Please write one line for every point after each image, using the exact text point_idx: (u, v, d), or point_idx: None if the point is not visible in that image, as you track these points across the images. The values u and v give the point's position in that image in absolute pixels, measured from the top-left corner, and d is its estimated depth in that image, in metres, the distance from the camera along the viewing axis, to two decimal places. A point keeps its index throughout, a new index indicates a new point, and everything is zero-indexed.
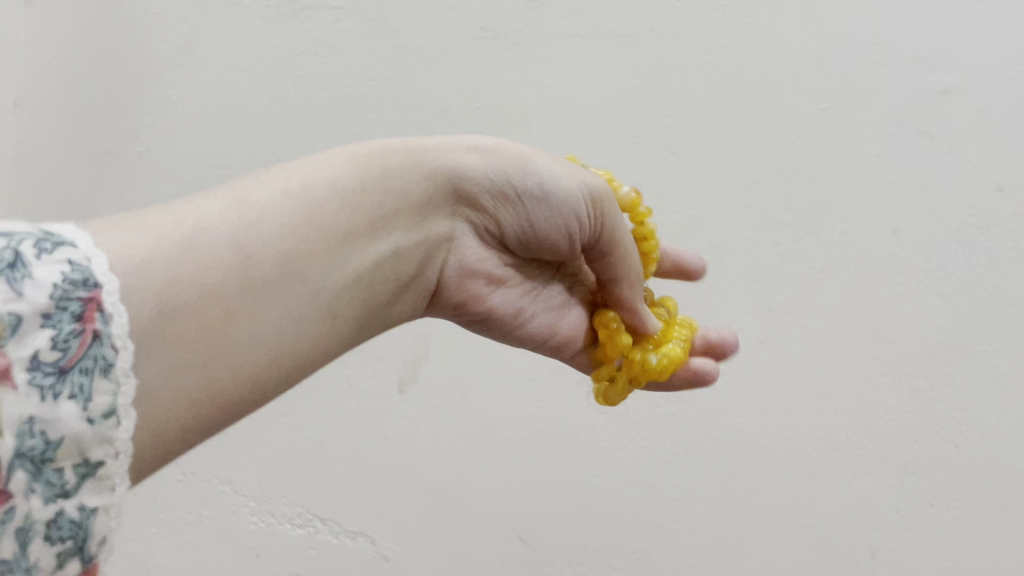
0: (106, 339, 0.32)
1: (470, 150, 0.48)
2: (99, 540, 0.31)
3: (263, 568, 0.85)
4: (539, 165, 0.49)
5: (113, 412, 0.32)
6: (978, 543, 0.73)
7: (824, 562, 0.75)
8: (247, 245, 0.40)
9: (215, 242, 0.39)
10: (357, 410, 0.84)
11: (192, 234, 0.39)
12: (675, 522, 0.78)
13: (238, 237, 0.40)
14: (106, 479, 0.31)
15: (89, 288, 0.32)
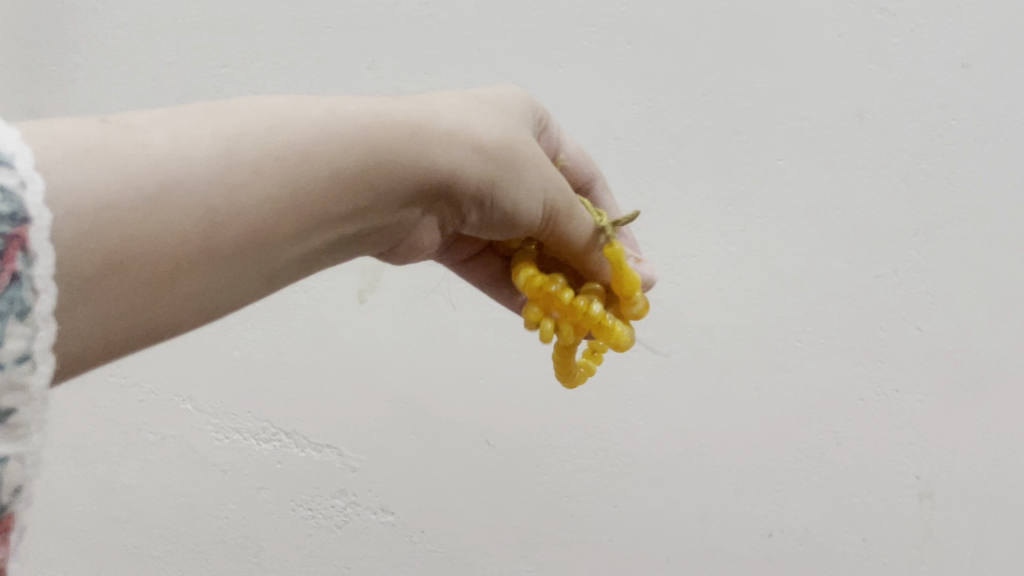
0: (26, 281, 0.25)
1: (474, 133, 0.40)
2: (13, 489, 0.25)
3: (229, 484, 0.84)
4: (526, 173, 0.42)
5: (26, 358, 0.25)
6: (947, 427, 0.71)
7: (791, 454, 0.75)
8: (215, 212, 0.32)
9: (179, 198, 0.31)
10: (315, 319, 0.82)
11: (185, 205, 0.31)
12: (641, 419, 0.77)
13: (211, 205, 0.32)
14: (19, 429, 0.25)
15: (16, 222, 0.25)
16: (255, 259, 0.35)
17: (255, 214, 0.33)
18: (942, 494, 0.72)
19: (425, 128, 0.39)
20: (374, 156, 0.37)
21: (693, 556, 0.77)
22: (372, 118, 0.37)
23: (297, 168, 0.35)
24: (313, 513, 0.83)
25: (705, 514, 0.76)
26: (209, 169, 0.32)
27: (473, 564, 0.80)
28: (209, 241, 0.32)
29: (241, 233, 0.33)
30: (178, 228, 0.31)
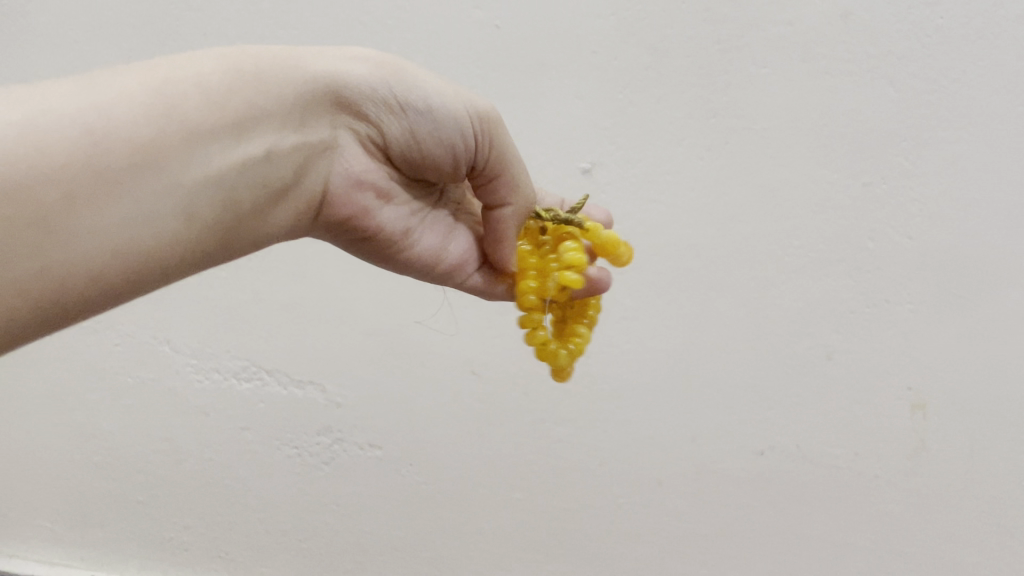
0: None
1: (354, 58, 0.44)
2: None
3: (212, 425, 0.83)
4: (421, 76, 0.45)
5: None
6: (937, 336, 0.70)
7: (781, 370, 0.73)
8: (94, 131, 0.36)
9: (54, 138, 0.35)
10: (291, 256, 0.79)
11: (54, 139, 0.35)
12: (627, 341, 0.76)
13: (86, 126, 0.36)
14: None
15: None
16: (158, 184, 0.38)
17: (134, 133, 0.37)
18: (934, 406, 0.71)
19: (298, 61, 0.43)
20: (241, 83, 0.41)
21: (682, 477, 0.76)
22: (237, 60, 0.41)
23: (177, 98, 0.39)
24: (299, 452, 0.82)
25: (696, 435, 0.76)
26: (73, 110, 0.36)
27: (463, 494, 0.80)
28: (90, 163, 0.36)
29: (123, 151, 0.37)
30: (67, 159, 0.35)
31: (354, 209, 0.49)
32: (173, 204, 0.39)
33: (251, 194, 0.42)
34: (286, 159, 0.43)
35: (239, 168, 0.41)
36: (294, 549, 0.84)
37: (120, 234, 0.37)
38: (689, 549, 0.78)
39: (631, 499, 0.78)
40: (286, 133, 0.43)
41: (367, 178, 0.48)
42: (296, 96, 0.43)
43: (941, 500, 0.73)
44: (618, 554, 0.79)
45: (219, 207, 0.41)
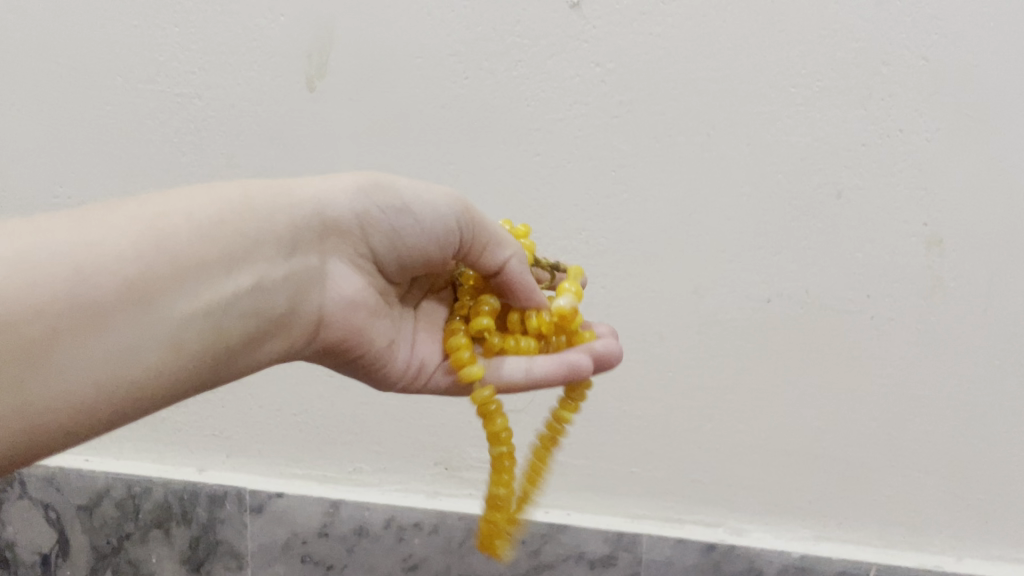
0: None
1: (333, 183, 0.50)
2: None
3: None
4: (400, 188, 0.50)
5: None
6: (956, 165, 0.65)
7: (789, 212, 0.69)
8: (82, 267, 0.39)
9: (45, 271, 0.37)
10: (265, 117, 0.74)
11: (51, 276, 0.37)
12: (623, 192, 0.71)
13: (74, 261, 0.38)
14: None
15: None
16: (147, 316, 0.40)
17: (127, 268, 0.40)
18: (952, 241, 0.67)
19: (288, 191, 0.48)
20: (232, 214, 0.45)
21: (686, 330, 0.73)
22: (229, 197, 0.46)
23: (164, 226, 0.42)
24: None
25: (699, 286, 0.72)
26: (64, 242, 0.39)
27: None
28: (80, 298, 0.38)
29: (114, 288, 0.39)
30: (58, 293, 0.37)
31: (347, 329, 0.52)
32: (165, 337, 0.41)
33: (241, 325, 0.45)
34: (275, 288, 0.47)
35: (224, 298, 0.44)
36: (287, 425, 0.82)
37: (106, 363, 0.39)
38: (694, 406, 0.75)
39: (633, 356, 0.74)
40: (274, 265, 0.47)
41: (359, 293, 0.52)
42: (289, 227, 0.47)
43: (958, 341, 0.69)
44: (623, 413, 0.76)
45: (212, 338, 0.44)
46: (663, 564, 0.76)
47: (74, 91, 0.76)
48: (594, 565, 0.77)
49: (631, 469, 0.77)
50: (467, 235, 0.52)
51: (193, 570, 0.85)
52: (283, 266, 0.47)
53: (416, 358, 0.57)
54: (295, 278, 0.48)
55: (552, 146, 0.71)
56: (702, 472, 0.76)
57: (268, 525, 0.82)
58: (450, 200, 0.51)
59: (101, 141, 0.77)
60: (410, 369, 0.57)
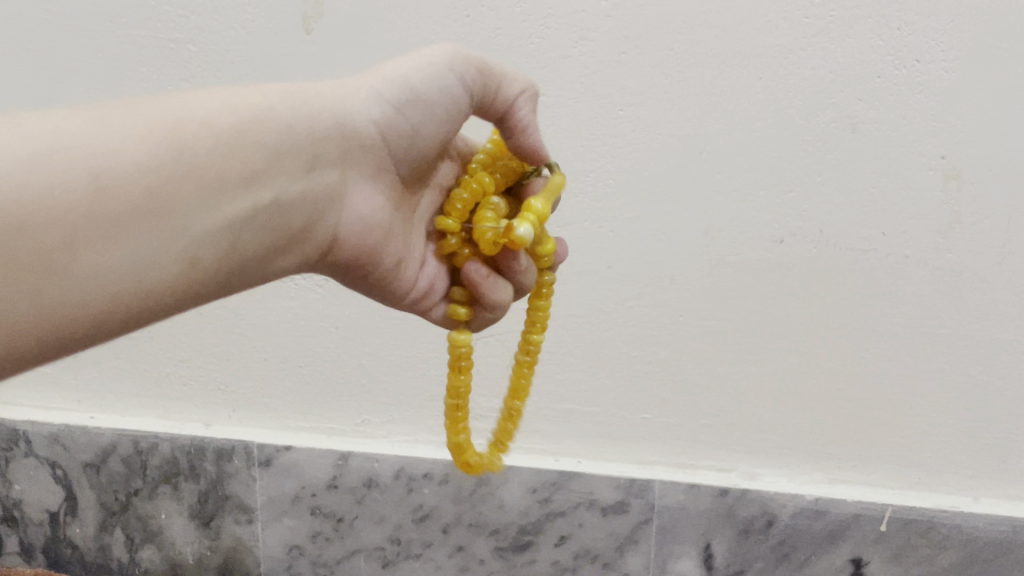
0: None
1: (358, 90, 0.47)
2: None
3: None
4: (415, 74, 0.47)
5: None
6: (975, 95, 0.63)
7: (802, 148, 0.67)
8: (100, 175, 0.34)
9: (61, 169, 0.33)
10: (262, 61, 0.72)
11: (66, 194, 0.33)
12: (631, 130, 0.69)
13: (94, 168, 0.34)
14: None
15: None
16: (167, 229, 0.36)
17: (146, 179, 0.35)
18: (968, 174, 0.65)
19: (308, 93, 0.44)
20: (253, 117, 0.41)
21: (697, 272, 0.71)
22: (251, 98, 0.42)
23: (187, 130, 0.38)
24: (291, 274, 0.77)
25: (709, 228, 0.70)
26: (81, 141, 0.34)
27: None
28: (96, 202, 0.34)
29: (138, 196, 0.35)
30: (76, 195, 0.33)
31: (363, 247, 0.49)
32: (179, 251, 0.37)
33: (257, 237, 0.41)
34: (292, 204, 0.43)
35: (242, 215, 0.40)
36: (294, 377, 0.81)
37: (126, 277, 0.35)
38: (706, 349, 0.73)
39: (642, 300, 0.73)
40: (295, 180, 0.43)
41: (376, 211, 0.49)
42: (309, 140, 0.44)
43: (974, 276, 0.67)
44: (633, 358, 0.75)
45: (226, 253, 0.40)
46: (677, 510, 0.75)
47: (64, 38, 0.74)
48: (606, 512, 0.77)
49: (642, 415, 0.76)
50: (480, 86, 0.49)
51: (203, 525, 0.84)
52: (302, 180, 0.43)
53: (425, 275, 0.54)
54: (311, 195, 0.44)
55: (557, 85, 0.69)
56: (713, 416, 0.75)
57: (276, 479, 0.81)
58: (458, 67, 0.48)
59: (95, 89, 0.76)
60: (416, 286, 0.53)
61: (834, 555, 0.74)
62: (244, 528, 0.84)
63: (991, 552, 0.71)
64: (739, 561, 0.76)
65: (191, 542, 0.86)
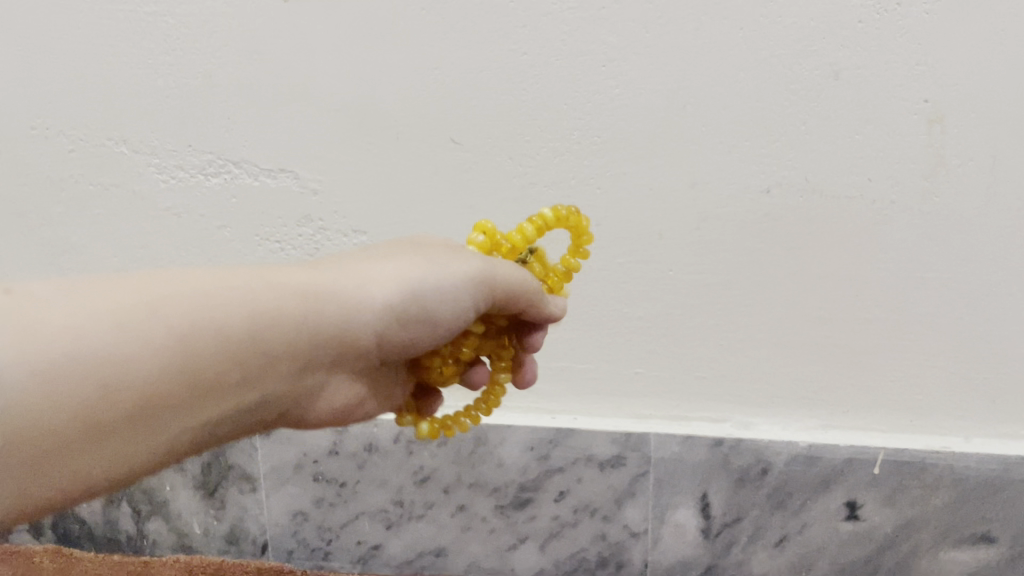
0: None
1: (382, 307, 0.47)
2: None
3: (187, 226, 0.79)
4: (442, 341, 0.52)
5: None
6: (956, 38, 0.63)
7: (786, 97, 0.66)
8: (164, 408, 0.38)
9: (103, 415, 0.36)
10: (241, 31, 0.71)
11: (112, 366, 0.36)
12: (613, 87, 0.68)
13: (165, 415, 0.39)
14: None
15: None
16: (198, 436, 0.42)
17: (186, 416, 0.40)
18: (952, 117, 0.65)
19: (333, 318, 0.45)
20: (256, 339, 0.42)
21: (684, 226, 0.71)
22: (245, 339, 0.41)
23: (198, 358, 0.39)
24: (282, 245, 0.78)
25: (695, 180, 0.70)
26: (119, 378, 0.37)
27: None
28: (166, 438, 0.40)
29: (182, 386, 0.39)
30: (152, 443, 0.39)
31: (339, 414, 0.53)
32: (207, 435, 0.43)
33: (230, 430, 0.44)
34: (284, 397, 0.46)
35: (261, 405, 0.45)
36: None
37: (162, 448, 0.40)
38: (696, 302, 0.74)
39: (632, 256, 0.73)
40: (284, 382, 0.45)
41: (350, 392, 0.53)
42: (314, 344, 0.45)
43: (959, 217, 0.67)
44: (623, 314, 0.75)
45: (245, 424, 0.45)
46: (672, 461, 0.76)
47: (38, 14, 0.73)
48: (603, 466, 0.78)
49: (635, 370, 0.77)
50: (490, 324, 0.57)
51: (208, 495, 0.86)
52: (291, 382, 0.46)
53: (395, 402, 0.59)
54: (295, 392, 0.47)
55: (538, 43, 0.68)
56: (705, 368, 0.76)
57: (276, 448, 0.82)
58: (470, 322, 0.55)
59: (73, 66, 0.75)
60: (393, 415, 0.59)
61: (829, 500, 0.75)
62: (248, 497, 0.85)
63: (982, 490, 0.72)
64: (735, 511, 0.77)
65: (198, 513, 0.87)
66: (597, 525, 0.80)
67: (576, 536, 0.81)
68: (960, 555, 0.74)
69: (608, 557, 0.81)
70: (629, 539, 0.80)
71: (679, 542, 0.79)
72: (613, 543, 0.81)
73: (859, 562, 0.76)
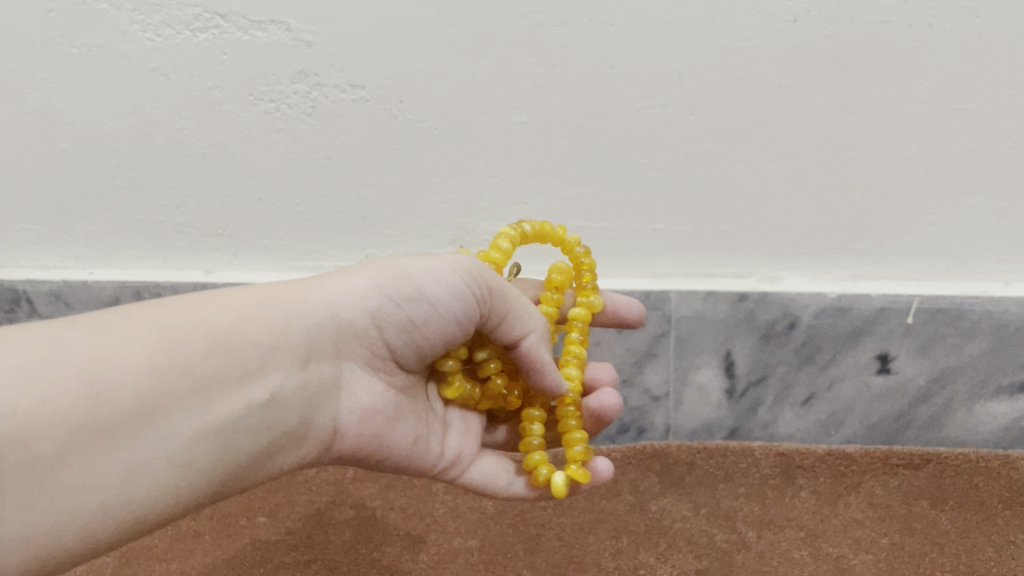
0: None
1: (357, 279, 0.50)
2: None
3: (177, 90, 0.73)
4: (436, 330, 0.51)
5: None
6: None
7: None
8: (157, 406, 0.41)
9: (105, 412, 0.40)
10: None
11: (105, 367, 0.40)
12: None
13: (160, 404, 0.41)
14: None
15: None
16: (215, 447, 0.44)
17: (185, 409, 0.42)
18: None
19: (305, 298, 0.49)
20: (230, 338, 0.45)
21: (707, 65, 0.65)
22: (225, 332, 0.45)
23: (183, 354, 0.43)
24: (278, 106, 0.72)
25: (717, 12, 0.63)
26: (111, 379, 0.40)
27: (462, 126, 0.71)
28: (172, 433, 0.42)
29: (179, 381, 0.42)
30: (158, 440, 0.41)
31: (368, 435, 0.52)
32: (224, 446, 0.44)
33: (251, 437, 0.46)
34: (291, 400, 0.47)
35: (267, 408, 0.46)
36: (290, 216, 0.78)
37: (179, 456, 0.42)
38: (719, 149, 0.69)
39: (649, 100, 0.68)
40: (287, 377, 0.47)
41: (375, 402, 0.52)
42: (303, 336, 0.48)
43: (1002, 39, 0.62)
44: (642, 168, 0.71)
45: (264, 437, 0.47)
46: (695, 320, 0.73)
47: None
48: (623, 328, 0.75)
49: (654, 226, 0.73)
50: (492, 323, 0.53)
51: None
52: (296, 376, 0.47)
53: (450, 447, 0.57)
54: (305, 390, 0.48)
55: None
56: (729, 221, 0.72)
57: None
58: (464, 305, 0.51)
59: None
60: (451, 456, 0.57)
61: (859, 353, 0.72)
62: None
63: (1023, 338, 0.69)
64: (761, 369, 0.74)
65: None
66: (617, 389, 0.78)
67: None
68: (996, 406, 0.72)
69: (630, 423, 0.79)
70: (650, 402, 0.77)
71: (702, 405, 0.77)
72: (633, 408, 0.78)
73: (891, 417, 0.74)
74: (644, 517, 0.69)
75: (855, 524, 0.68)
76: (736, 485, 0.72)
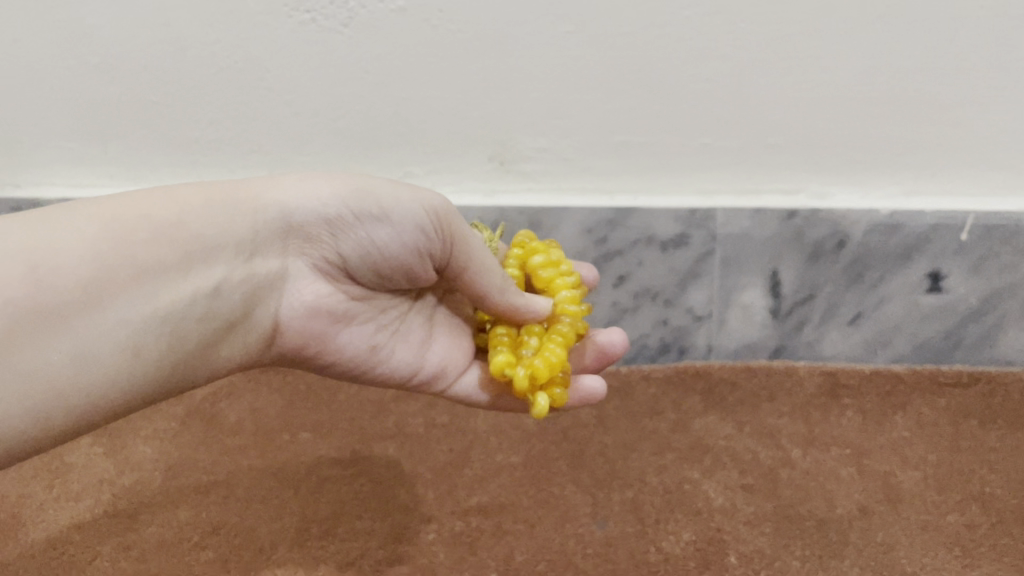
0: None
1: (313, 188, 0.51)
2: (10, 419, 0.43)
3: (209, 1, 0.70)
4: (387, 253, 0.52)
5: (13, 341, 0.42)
6: None
7: None
8: (102, 296, 0.45)
9: (57, 298, 0.44)
10: None
11: (46, 257, 0.44)
12: None
13: (106, 297, 0.45)
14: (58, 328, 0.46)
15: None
16: (163, 339, 0.48)
17: (128, 309, 0.46)
18: None
19: (257, 201, 0.50)
20: (174, 234, 0.48)
21: None
22: (171, 230, 0.48)
23: (124, 252, 0.46)
24: (313, 17, 0.70)
25: None
26: (68, 271, 0.44)
27: (503, 37, 0.69)
28: (125, 322, 0.46)
29: (122, 271, 0.46)
30: (112, 329, 0.45)
31: (306, 335, 0.54)
32: (171, 335, 0.48)
33: (196, 328, 0.49)
34: (233, 291, 0.50)
35: (214, 306, 0.49)
36: (327, 133, 0.77)
37: (132, 340, 0.46)
38: (772, 61, 0.66)
39: (700, 9, 0.65)
40: (232, 268, 0.49)
41: (323, 301, 0.54)
42: (248, 232, 0.50)
43: None
44: (690, 79, 0.68)
45: (211, 329, 0.50)
46: (741, 237, 0.72)
47: None
48: (666, 247, 0.73)
49: (701, 141, 0.71)
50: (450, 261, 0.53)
51: None
52: (240, 269, 0.50)
53: (426, 363, 0.58)
54: (250, 282, 0.51)
55: None
56: (779, 135, 0.70)
57: None
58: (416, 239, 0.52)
59: None
60: (421, 367, 0.58)
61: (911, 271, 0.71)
62: None
63: None
64: (808, 287, 0.73)
65: None
66: (658, 309, 0.77)
67: (636, 322, 0.78)
68: None
69: (671, 343, 0.78)
70: (692, 322, 0.77)
71: (746, 323, 0.76)
72: (675, 327, 0.77)
73: (940, 337, 0.74)
74: (687, 434, 0.69)
75: (903, 441, 0.68)
76: (779, 403, 0.72)
